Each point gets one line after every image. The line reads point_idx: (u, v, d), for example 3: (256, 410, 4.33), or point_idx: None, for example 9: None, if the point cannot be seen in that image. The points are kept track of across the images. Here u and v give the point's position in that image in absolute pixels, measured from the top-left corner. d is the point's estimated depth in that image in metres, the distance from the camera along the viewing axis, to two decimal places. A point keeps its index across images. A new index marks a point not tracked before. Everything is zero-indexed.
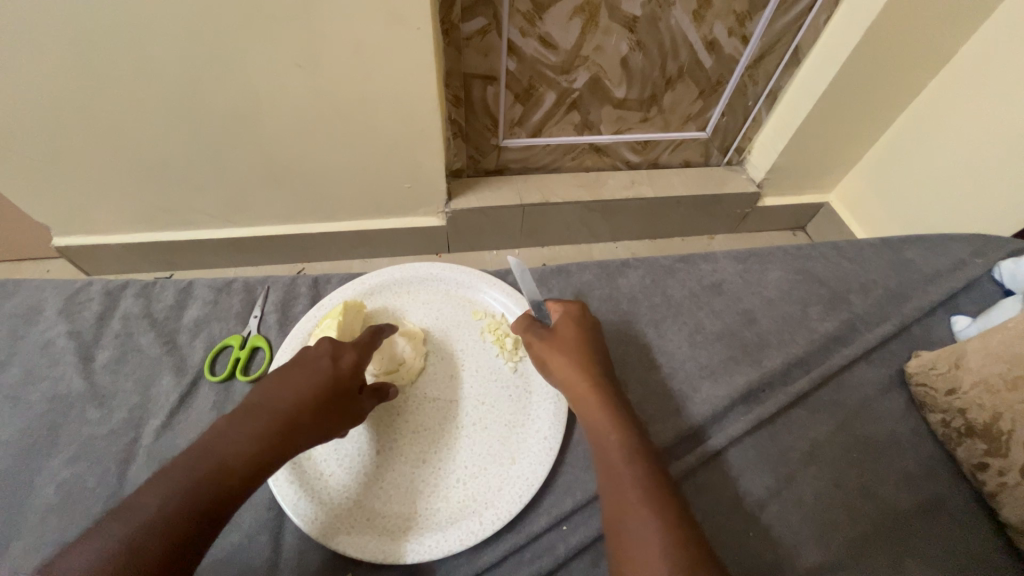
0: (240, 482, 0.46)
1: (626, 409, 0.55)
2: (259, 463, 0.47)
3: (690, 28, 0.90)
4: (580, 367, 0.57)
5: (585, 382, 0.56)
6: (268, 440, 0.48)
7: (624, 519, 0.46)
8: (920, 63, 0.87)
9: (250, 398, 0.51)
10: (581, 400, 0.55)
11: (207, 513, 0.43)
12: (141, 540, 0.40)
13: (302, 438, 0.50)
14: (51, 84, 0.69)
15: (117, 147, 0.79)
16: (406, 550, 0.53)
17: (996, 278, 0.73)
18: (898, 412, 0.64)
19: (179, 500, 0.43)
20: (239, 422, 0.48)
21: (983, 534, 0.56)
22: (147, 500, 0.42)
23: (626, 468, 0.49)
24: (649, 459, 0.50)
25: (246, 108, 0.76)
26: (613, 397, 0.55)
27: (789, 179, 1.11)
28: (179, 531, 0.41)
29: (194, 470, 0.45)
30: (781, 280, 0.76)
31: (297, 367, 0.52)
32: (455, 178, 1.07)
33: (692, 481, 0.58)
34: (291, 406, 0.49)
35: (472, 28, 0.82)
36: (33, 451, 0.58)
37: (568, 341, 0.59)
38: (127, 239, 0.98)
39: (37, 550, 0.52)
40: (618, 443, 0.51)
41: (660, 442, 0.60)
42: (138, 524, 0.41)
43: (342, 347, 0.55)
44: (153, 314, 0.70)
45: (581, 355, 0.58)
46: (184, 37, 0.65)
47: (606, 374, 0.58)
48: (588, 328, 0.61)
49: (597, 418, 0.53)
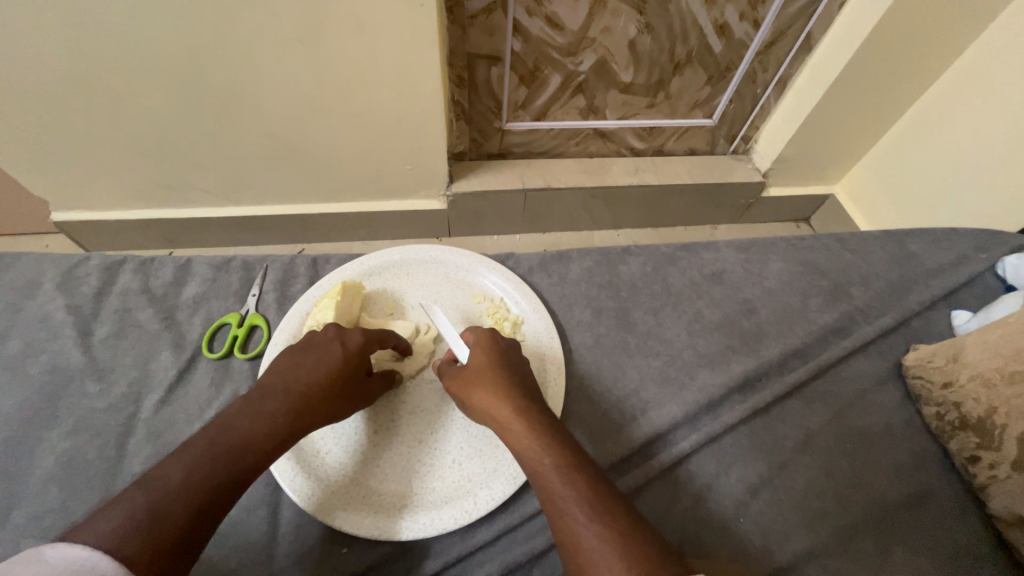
0: (254, 458, 0.47)
1: (557, 428, 0.50)
2: (270, 442, 0.48)
3: (701, 11, 0.87)
4: (498, 391, 0.52)
5: (507, 407, 0.51)
6: (280, 419, 0.49)
7: (579, 543, 0.41)
8: (935, 52, 0.85)
9: (263, 380, 0.52)
10: (504, 425, 0.51)
11: (224, 488, 0.44)
12: (161, 509, 0.40)
13: (310, 420, 0.51)
14: (45, 55, 0.67)
15: (114, 124, 0.78)
16: (400, 528, 0.54)
17: (999, 274, 0.73)
18: (893, 405, 0.64)
19: (199, 472, 0.43)
20: (258, 402, 0.50)
21: (970, 525, 0.57)
22: (166, 471, 0.43)
23: (567, 489, 0.44)
24: (591, 473, 0.46)
25: (245, 85, 0.75)
26: (539, 418, 0.51)
27: (795, 170, 1.10)
28: (197, 502, 0.42)
29: (212, 445, 0.45)
30: (782, 271, 0.75)
31: (309, 350, 0.54)
32: (457, 161, 1.06)
33: (649, 488, 0.57)
34: (304, 388, 0.51)
35: (477, 6, 0.80)
36: (33, 423, 0.58)
37: (483, 365, 0.55)
38: (125, 215, 0.97)
39: (39, 519, 0.53)
40: (550, 464, 0.46)
41: (614, 457, 0.59)
42: (156, 496, 0.41)
43: (348, 331, 0.56)
44: (152, 290, 0.70)
45: (498, 377, 0.54)
46: (181, 10, 0.64)
47: (531, 394, 0.54)
48: (500, 349, 0.57)
49: (524, 444, 0.48)
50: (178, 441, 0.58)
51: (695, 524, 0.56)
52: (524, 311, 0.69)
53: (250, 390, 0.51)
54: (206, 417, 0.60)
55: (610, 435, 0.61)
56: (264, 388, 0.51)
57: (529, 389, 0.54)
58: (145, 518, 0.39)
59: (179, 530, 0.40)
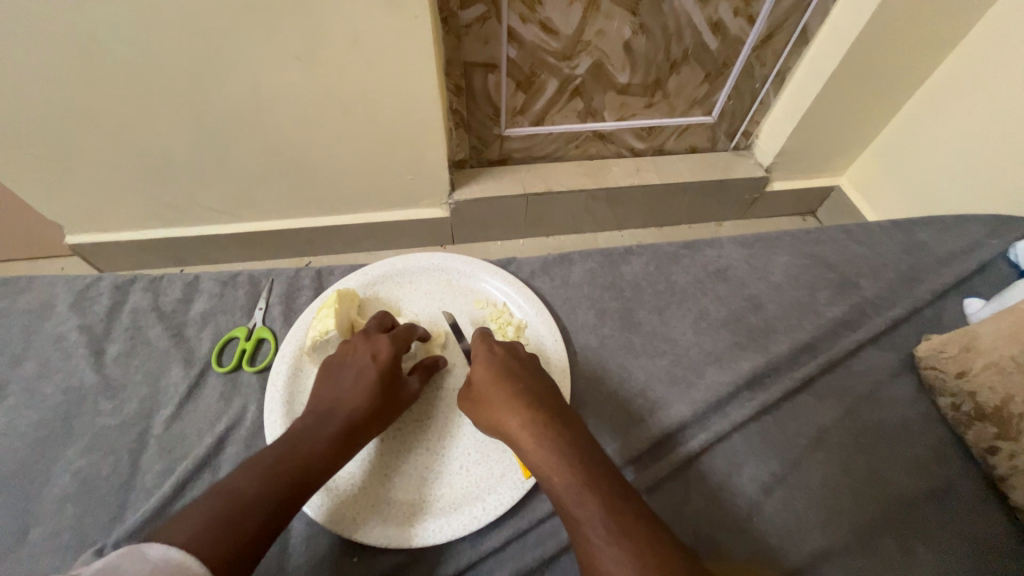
0: (317, 475, 0.49)
1: (570, 430, 0.50)
2: (332, 459, 0.50)
3: (694, 9, 0.87)
4: (506, 407, 0.51)
5: (515, 424, 0.50)
6: (338, 438, 0.51)
7: (597, 566, 0.41)
8: (934, 38, 0.84)
9: (313, 404, 0.54)
10: (515, 443, 0.50)
11: (291, 498, 0.46)
12: (242, 518, 0.42)
13: (365, 436, 0.53)
14: (56, 83, 0.70)
15: (123, 147, 0.81)
16: (410, 537, 0.54)
17: (1012, 260, 0.71)
18: (908, 397, 0.63)
19: (272, 486, 0.45)
20: (313, 424, 0.52)
21: (993, 518, 0.55)
22: (241, 484, 0.45)
23: (580, 511, 0.44)
24: (606, 479, 0.46)
25: (249, 103, 0.76)
26: (552, 421, 0.50)
27: (798, 163, 1.09)
28: (269, 514, 0.44)
29: (281, 461, 0.47)
30: (788, 265, 0.74)
31: (346, 368, 0.57)
32: (458, 169, 1.06)
33: (661, 489, 0.57)
34: (355, 407, 0.53)
35: (471, 15, 0.81)
36: (49, 443, 0.59)
37: (487, 382, 0.54)
38: (135, 236, 0.99)
39: (57, 536, 0.53)
40: (563, 483, 0.45)
41: (624, 459, 0.59)
42: (234, 503, 0.43)
43: (377, 343, 0.58)
44: (161, 307, 0.71)
45: (503, 391, 0.52)
46: (183, 33, 0.66)
47: (544, 395, 0.53)
48: (505, 358, 0.56)
49: (536, 462, 0.48)
50: (189, 456, 0.58)
51: (709, 525, 0.55)
52: (527, 315, 0.69)
53: (303, 413, 0.54)
54: (216, 430, 0.61)
55: (618, 437, 0.60)
56: (316, 410, 0.53)
57: (541, 395, 0.53)
58: (227, 525, 0.41)
59: (253, 535, 0.42)
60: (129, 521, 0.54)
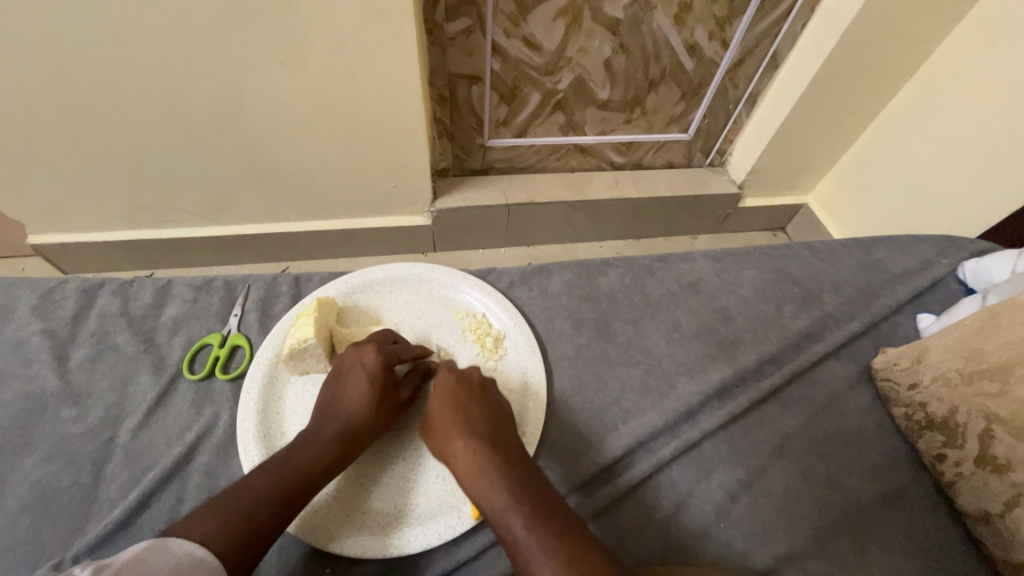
0: (321, 474, 0.51)
1: (506, 457, 0.51)
2: (334, 462, 0.52)
3: (671, 32, 0.91)
4: (449, 437, 0.52)
5: (458, 454, 0.51)
6: (337, 441, 0.53)
7: None
8: (891, 69, 0.90)
9: (315, 412, 0.56)
10: (457, 473, 0.51)
11: (297, 495, 0.48)
12: (251, 510, 0.45)
13: (368, 437, 0.55)
14: (28, 79, 0.68)
15: (95, 147, 0.79)
16: (387, 547, 0.54)
17: (960, 278, 0.76)
18: (865, 407, 0.66)
19: (275, 482, 0.48)
20: (315, 428, 0.54)
21: (940, 521, 0.58)
22: (244, 481, 0.47)
23: (519, 531, 0.45)
24: (537, 505, 0.47)
25: (229, 105, 0.76)
26: (490, 451, 0.51)
27: (769, 181, 1.13)
28: (270, 508, 0.46)
29: (286, 464, 0.50)
30: (757, 279, 0.78)
31: (342, 377, 0.58)
32: (442, 178, 1.07)
33: (634, 494, 0.58)
34: (354, 412, 0.55)
35: (456, 28, 0.83)
36: (4, 453, 0.57)
37: (435, 414, 0.54)
38: (103, 237, 0.96)
39: (10, 551, 0.51)
40: (504, 507, 0.47)
41: (599, 464, 0.60)
42: (240, 499, 0.46)
43: (364, 350, 0.59)
44: (131, 312, 0.69)
45: (448, 422, 0.53)
46: (163, 33, 0.65)
47: (483, 425, 0.53)
48: (452, 386, 0.56)
49: (479, 491, 0.49)
50: (157, 465, 0.57)
51: (678, 530, 0.56)
52: (506, 325, 0.70)
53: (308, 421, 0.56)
54: (186, 439, 0.59)
55: (593, 443, 0.62)
56: (317, 418, 0.55)
57: (484, 423, 0.53)
58: (233, 519, 0.44)
59: (259, 531, 0.45)
60: (90, 533, 0.52)
